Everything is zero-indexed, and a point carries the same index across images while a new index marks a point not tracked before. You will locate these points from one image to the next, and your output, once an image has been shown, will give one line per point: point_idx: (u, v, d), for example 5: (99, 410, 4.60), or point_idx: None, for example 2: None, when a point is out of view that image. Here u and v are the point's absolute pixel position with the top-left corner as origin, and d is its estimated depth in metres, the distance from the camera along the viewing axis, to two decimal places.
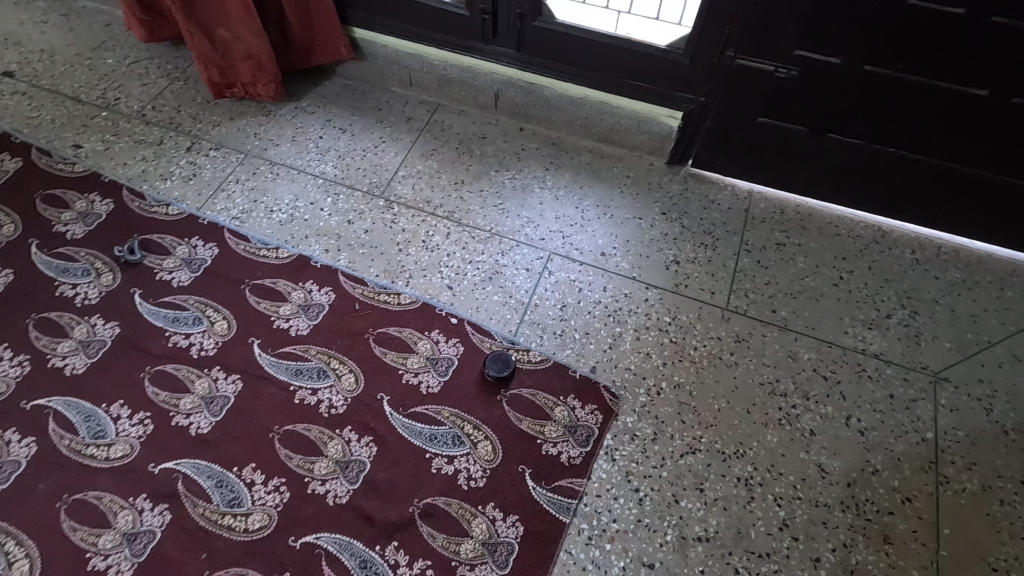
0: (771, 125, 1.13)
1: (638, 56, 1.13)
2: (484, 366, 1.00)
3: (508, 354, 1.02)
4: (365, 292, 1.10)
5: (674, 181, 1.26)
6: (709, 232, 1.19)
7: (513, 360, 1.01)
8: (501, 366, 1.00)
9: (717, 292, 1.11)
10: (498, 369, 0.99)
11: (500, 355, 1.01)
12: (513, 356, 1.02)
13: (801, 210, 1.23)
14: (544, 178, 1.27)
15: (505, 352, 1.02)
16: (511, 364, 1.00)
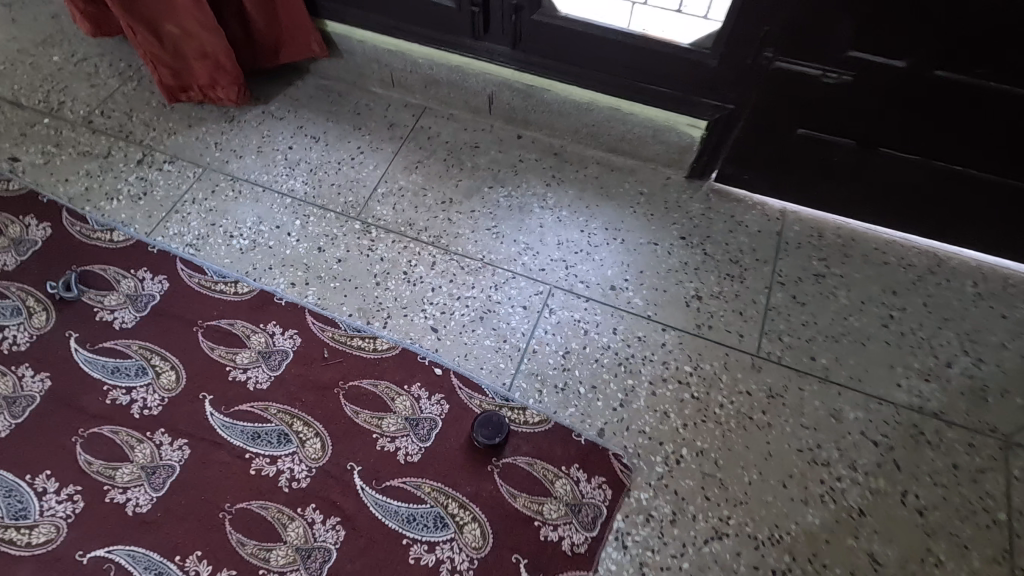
0: (813, 137, 0.95)
1: (657, 56, 0.95)
2: (473, 430, 0.85)
3: (501, 415, 0.87)
4: (336, 336, 0.95)
5: (695, 199, 1.10)
6: (735, 261, 1.03)
7: (507, 422, 0.86)
8: (492, 431, 0.85)
9: (745, 335, 0.95)
10: (489, 435, 0.84)
11: (491, 416, 0.86)
12: (506, 417, 0.87)
13: (843, 232, 1.06)
14: (545, 196, 1.10)
15: (496, 411, 0.87)
16: (505, 428, 0.85)
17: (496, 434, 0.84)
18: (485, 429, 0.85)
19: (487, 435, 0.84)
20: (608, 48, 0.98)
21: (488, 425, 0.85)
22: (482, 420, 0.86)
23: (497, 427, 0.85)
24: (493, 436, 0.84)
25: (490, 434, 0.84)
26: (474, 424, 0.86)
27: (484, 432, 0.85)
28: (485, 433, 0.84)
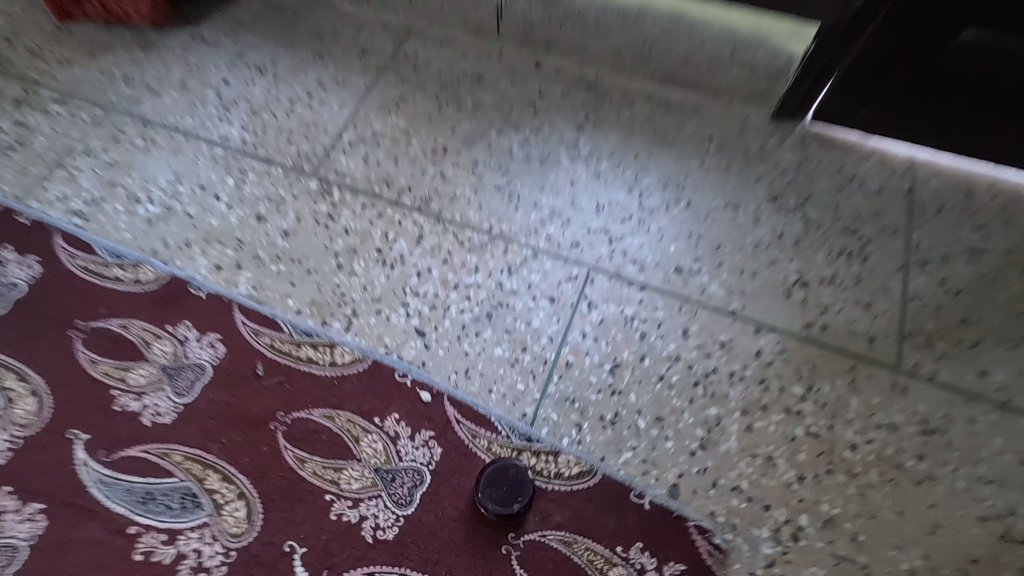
0: (983, 40, 0.65)
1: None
2: (477, 488, 0.56)
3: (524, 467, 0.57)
4: (276, 343, 0.65)
5: (786, 146, 0.78)
6: (852, 231, 0.72)
7: (530, 476, 0.57)
8: (508, 494, 0.55)
9: (877, 339, 0.65)
10: (502, 501, 0.55)
11: (507, 469, 0.57)
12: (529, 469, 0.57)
13: (1000, 190, 0.75)
14: (576, 144, 0.79)
15: (515, 460, 0.57)
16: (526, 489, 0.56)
17: (512, 500, 0.55)
18: (496, 491, 0.55)
19: (498, 500, 0.55)
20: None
21: (502, 484, 0.56)
22: (492, 474, 0.56)
23: (515, 487, 0.56)
24: (508, 503, 0.55)
25: (503, 500, 0.55)
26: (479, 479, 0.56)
27: (494, 496, 0.55)
28: (495, 497, 0.55)
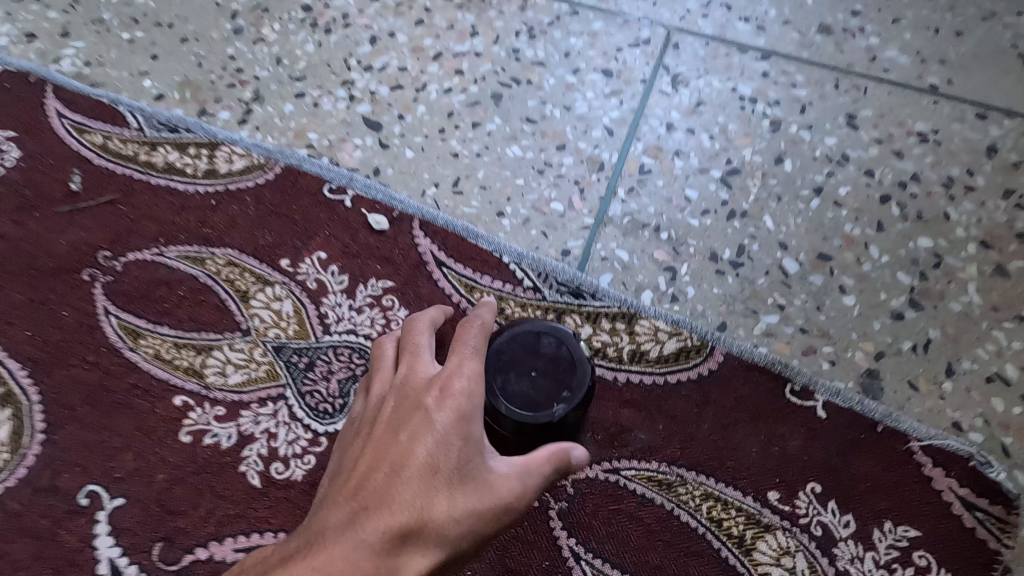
0: None
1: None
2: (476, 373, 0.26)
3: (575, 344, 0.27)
4: (112, 143, 0.36)
5: None
6: None
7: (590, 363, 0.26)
8: (545, 390, 0.26)
9: None
10: (528, 404, 0.25)
11: (544, 342, 0.26)
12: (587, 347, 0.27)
13: None
14: None
15: (561, 327, 0.27)
16: (578, 386, 0.26)
17: (550, 404, 0.25)
18: (518, 382, 0.25)
19: (521, 399, 0.25)
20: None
21: (531, 371, 0.26)
22: (510, 348, 0.26)
23: (557, 378, 0.26)
24: (542, 409, 0.25)
25: (532, 400, 0.25)
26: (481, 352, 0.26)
27: (512, 391, 0.25)
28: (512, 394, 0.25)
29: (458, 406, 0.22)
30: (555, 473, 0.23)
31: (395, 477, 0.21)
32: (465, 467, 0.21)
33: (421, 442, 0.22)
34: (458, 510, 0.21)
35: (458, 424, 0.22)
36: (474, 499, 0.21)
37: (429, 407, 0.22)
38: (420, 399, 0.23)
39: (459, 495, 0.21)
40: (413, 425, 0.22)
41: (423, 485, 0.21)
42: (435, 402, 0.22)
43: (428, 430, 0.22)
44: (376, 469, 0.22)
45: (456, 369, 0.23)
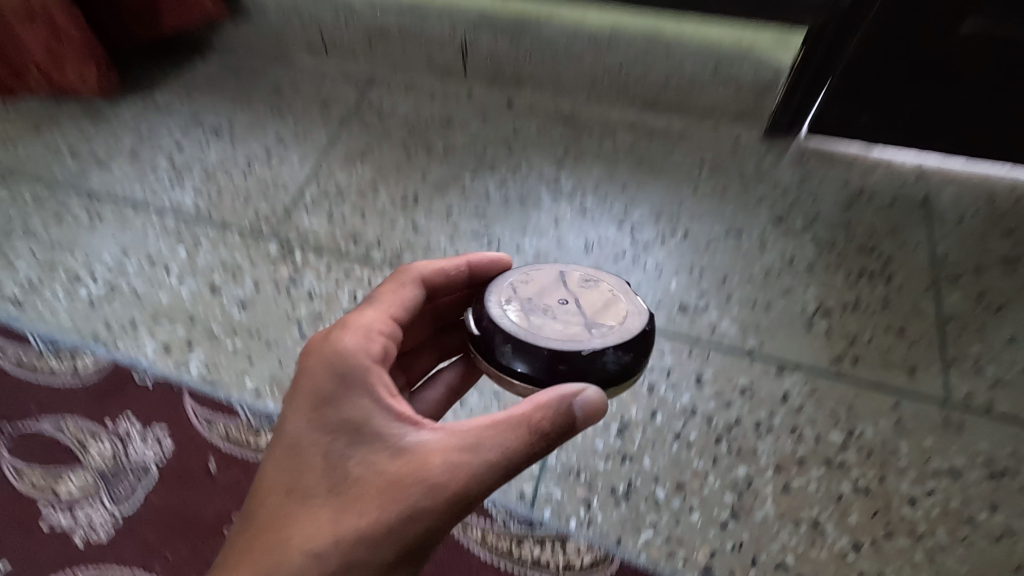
0: (985, 34, 0.60)
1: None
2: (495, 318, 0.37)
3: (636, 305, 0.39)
4: (232, 433, 0.56)
5: (782, 167, 0.73)
6: (868, 249, 0.65)
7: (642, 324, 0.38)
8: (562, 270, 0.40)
9: (917, 367, 0.57)
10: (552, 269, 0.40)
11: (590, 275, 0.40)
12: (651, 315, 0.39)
13: (1021, 194, 0.69)
14: (557, 181, 0.73)
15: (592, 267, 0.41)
16: (619, 326, 0.37)
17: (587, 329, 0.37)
18: (553, 303, 0.38)
19: (537, 275, 0.40)
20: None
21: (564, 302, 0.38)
22: (548, 285, 0.39)
23: (599, 302, 0.39)
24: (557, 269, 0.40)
25: (567, 334, 0.36)
26: (507, 292, 0.39)
27: (539, 326, 0.36)
28: (540, 326, 0.36)
29: (326, 386, 0.35)
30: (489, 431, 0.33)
31: (285, 480, 0.34)
32: (335, 449, 0.34)
33: (289, 438, 0.34)
34: (330, 480, 0.33)
35: (337, 403, 0.35)
36: (363, 460, 0.33)
37: (295, 409, 0.35)
38: (286, 406, 0.36)
39: (331, 469, 0.33)
40: (290, 420, 0.35)
41: (301, 474, 0.33)
42: (296, 406, 0.35)
43: (296, 423, 0.34)
44: (274, 476, 0.34)
45: (318, 357, 0.36)
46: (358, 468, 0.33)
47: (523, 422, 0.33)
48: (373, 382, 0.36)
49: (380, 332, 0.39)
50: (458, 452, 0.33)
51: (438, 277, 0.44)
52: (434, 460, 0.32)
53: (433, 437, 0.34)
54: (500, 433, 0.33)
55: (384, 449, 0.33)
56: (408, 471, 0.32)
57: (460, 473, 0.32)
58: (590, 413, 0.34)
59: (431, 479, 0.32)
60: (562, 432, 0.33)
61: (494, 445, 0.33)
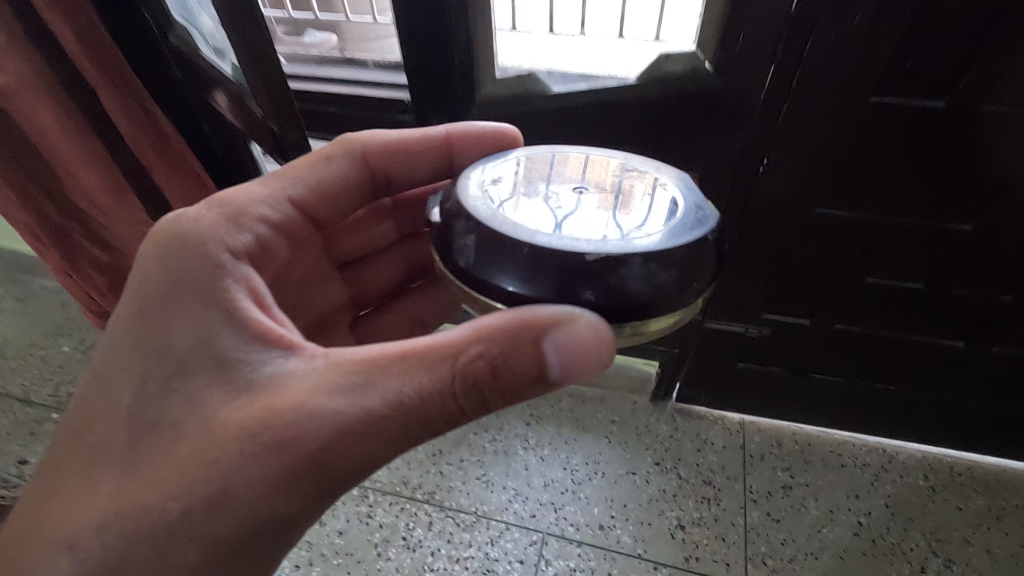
0: (751, 369, 1.06)
1: None
2: (454, 208, 0.46)
3: (704, 211, 0.47)
4: None
5: (662, 421, 1.20)
6: (709, 481, 1.11)
7: (690, 239, 0.44)
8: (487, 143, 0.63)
9: (731, 562, 1.02)
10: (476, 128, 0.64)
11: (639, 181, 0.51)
12: (711, 236, 0.45)
13: (799, 438, 1.16)
14: (526, 436, 1.19)
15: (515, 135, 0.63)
16: (657, 239, 0.43)
17: (625, 237, 0.43)
18: (566, 192, 0.48)
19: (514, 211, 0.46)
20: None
21: (586, 188, 0.49)
22: (562, 178, 0.51)
23: (645, 212, 0.47)
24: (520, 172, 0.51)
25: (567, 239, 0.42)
26: (502, 168, 0.52)
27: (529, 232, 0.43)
28: (523, 210, 0.46)
29: (176, 281, 0.48)
30: (435, 347, 0.43)
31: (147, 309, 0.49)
32: (180, 295, 0.48)
33: (152, 287, 0.49)
34: (178, 322, 0.47)
35: (180, 294, 0.48)
36: (204, 342, 0.47)
37: (156, 273, 0.49)
38: (155, 253, 0.50)
39: (184, 310, 0.48)
40: (142, 328, 0.49)
41: (161, 292, 0.48)
42: (160, 263, 0.49)
43: (159, 277, 0.49)
44: (141, 307, 0.49)
45: (169, 261, 0.49)
46: (200, 345, 0.47)
47: (484, 352, 0.42)
48: (226, 287, 0.48)
49: (257, 219, 0.55)
50: (334, 395, 0.43)
51: (373, 149, 0.62)
52: (292, 393, 0.44)
53: (306, 365, 0.45)
54: (472, 359, 0.42)
55: (243, 365, 0.46)
56: (263, 407, 0.44)
57: (341, 420, 0.43)
58: (572, 350, 0.40)
59: (299, 413, 0.43)
60: (536, 368, 0.42)
61: (461, 360, 0.42)
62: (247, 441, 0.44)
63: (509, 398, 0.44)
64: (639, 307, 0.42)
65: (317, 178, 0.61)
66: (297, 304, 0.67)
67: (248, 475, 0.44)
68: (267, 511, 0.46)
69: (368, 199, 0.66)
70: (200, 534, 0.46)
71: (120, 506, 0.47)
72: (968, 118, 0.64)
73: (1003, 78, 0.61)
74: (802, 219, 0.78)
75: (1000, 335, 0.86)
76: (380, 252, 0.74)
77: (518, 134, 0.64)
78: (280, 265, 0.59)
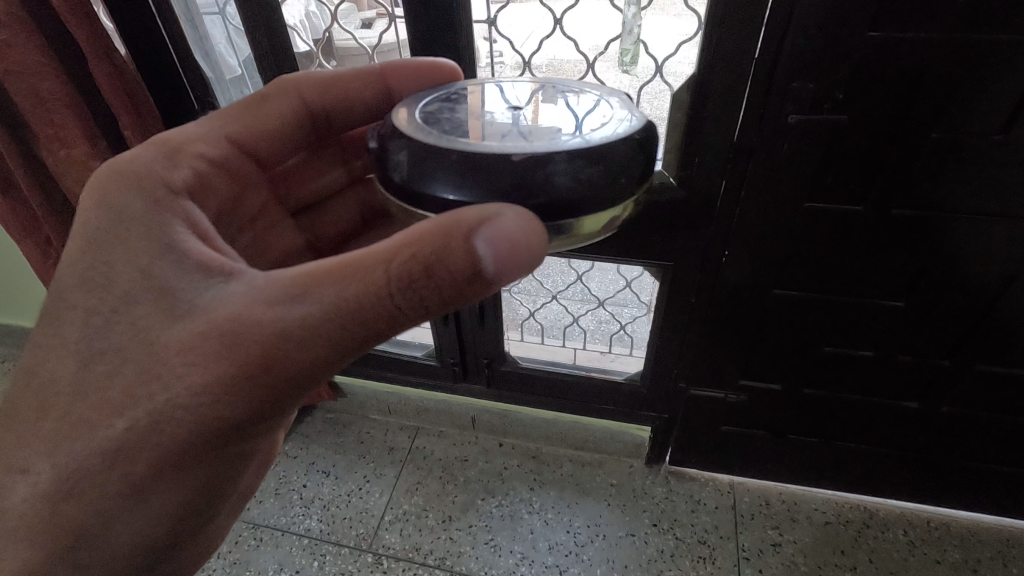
0: (734, 431, 1.17)
1: (569, 384, 1.21)
2: (388, 131, 0.48)
3: (634, 117, 0.48)
4: None
5: (656, 484, 1.29)
6: (704, 541, 1.18)
7: (618, 135, 0.45)
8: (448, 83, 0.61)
9: None
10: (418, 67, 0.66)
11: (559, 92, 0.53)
12: (637, 136, 0.46)
13: (785, 497, 1.25)
14: (531, 500, 1.27)
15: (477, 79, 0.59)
16: (587, 139, 0.44)
17: (551, 140, 0.44)
18: (497, 109, 0.49)
19: (443, 124, 0.47)
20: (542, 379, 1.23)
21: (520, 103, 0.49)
22: (496, 98, 0.51)
23: (573, 120, 0.47)
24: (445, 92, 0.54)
25: (487, 140, 0.44)
26: (438, 97, 0.53)
27: (452, 139, 0.44)
28: (453, 124, 0.47)
29: (113, 211, 0.50)
30: (365, 254, 0.44)
31: (84, 238, 0.50)
32: (116, 225, 0.49)
33: (91, 218, 0.50)
34: (113, 253, 0.48)
35: (117, 225, 0.49)
36: (135, 270, 0.47)
37: (96, 201, 0.51)
38: (96, 188, 0.52)
39: (119, 239, 0.49)
40: (78, 257, 0.49)
41: (99, 224, 0.50)
42: (98, 194, 0.51)
43: (97, 205, 0.51)
44: (79, 239, 0.50)
45: (110, 195, 0.51)
46: (133, 277, 0.47)
47: (413, 253, 0.42)
48: (167, 224, 0.49)
49: (195, 155, 0.57)
50: (276, 307, 0.44)
51: (309, 87, 0.66)
52: (233, 309, 0.44)
53: (244, 286, 0.45)
54: (405, 261, 0.42)
55: (181, 291, 0.46)
56: (208, 323, 0.45)
57: (281, 329, 0.44)
58: (503, 244, 0.39)
59: (241, 325, 0.44)
60: (471, 267, 0.42)
61: (394, 263, 0.42)
62: (189, 351, 0.45)
63: (448, 299, 0.44)
64: (574, 201, 0.42)
65: (253, 116, 0.64)
66: (259, 245, 0.68)
67: (193, 383, 0.46)
68: (214, 418, 0.48)
69: (309, 136, 0.69)
70: (147, 448, 0.49)
71: (78, 435, 0.49)
72: (886, 220, 0.78)
73: (911, 191, 0.74)
74: (762, 298, 0.91)
75: (946, 398, 0.98)
76: (332, 197, 0.76)
77: (455, 68, 0.66)
78: (224, 194, 0.61)
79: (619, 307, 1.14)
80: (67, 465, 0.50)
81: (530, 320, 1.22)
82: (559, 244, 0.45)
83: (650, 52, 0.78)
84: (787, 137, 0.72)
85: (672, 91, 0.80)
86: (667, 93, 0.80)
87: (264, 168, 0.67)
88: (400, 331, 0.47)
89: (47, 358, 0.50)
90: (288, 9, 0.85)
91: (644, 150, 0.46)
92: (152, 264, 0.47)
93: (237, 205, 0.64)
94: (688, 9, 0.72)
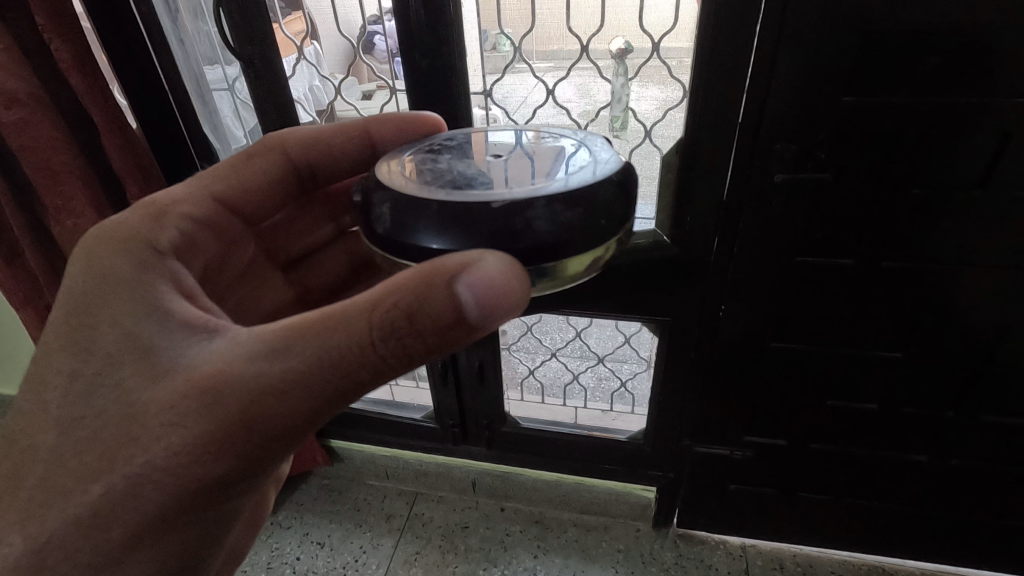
0: (742, 489, 1.13)
1: (572, 444, 1.19)
2: (372, 185, 0.49)
3: (607, 159, 0.50)
4: None
5: (665, 548, 1.24)
6: None
7: (593, 177, 0.46)
8: None
9: None
10: (402, 122, 0.69)
11: (534, 137, 0.55)
12: (614, 179, 0.47)
13: (799, 559, 1.20)
14: (535, 569, 1.22)
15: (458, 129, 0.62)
16: (563, 183, 0.45)
17: (528, 185, 0.45)
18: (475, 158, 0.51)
19: (424, 175, 0.49)
20: (543, 439, 1.21)
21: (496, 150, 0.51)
22: (476, 148, 0.53)
23: (550, 164, 0.49)
24: (423, 144, 0.56)
25: (465, 187, 0.45)
26: (420, 150, 0.55)
27: (432, 189, 0.45)
28: (435, 174, 0.48)
29: (96, 272, 0.50)
30: (344, 305, 0.44)
31: (66, 299, 0.50)
32: (100, 287, 0.50)
33: (75, 279, 0.51)
34: (97, 313, 0.49)
35: (100, 285, 0.50)
36: (120, 331, 0.47)
37: (79, 262, 0.52)
38: (81, 250, 0.53)
39: (103, 298, 0.49)
40: (63, 317, 0.50)
41: (82, 284, 0.50)
42: (81, 257, 0.52)
43: (81, 266, 0.51)
44: (62, 301, 0.51)
45: (95, 257, 0.51)
46: (120, 337, 0.47)
47: (395, 302, 0.42)
48: (153, 283, 0.50)
49: (182, 216, 0.58)
50: (257, 362, 0.44)
51: (297, 145, 0.68)
52: (216, 365, 0.44)
53: (225, 342, 0.46)
54: (387, 309, 0.42)
55: (167, 350, 0.46)
56: (188, 381, 0.45)
57: (263, 383, 0.44)
58: (485, 291, 0.40)
59: (224, 381, 0.44)
60: (454, 313, 0.42)
61: (375, 314, 0.42)
62: (169, 413, 0.45)
63: (431, 348, 0.44)
64: (554, 245, 0.43)
65: (242, 175, 0.66)
66: (247, 304, 0.69)
67: (170, 447, 0.45)
68: (190, 479, 0.47)
69: (297, 193, 0.72)
70: (131, 514, 0.48)
71: (66, 510, 0.48)
72: (876, 271, 0.79)
73: (898, 244, 0.76)
74: (760, 351, 0.92)
75: (957, 450, 0.96)
76: (321, 251, 0.77)
77: (438, 119, 0.71)
78: (212, 252, 0.62)
79: (619, 363, 1.13)
80: (53, 539, 0.49)
81: (530, 378, 1.21)
82: (543, 287, 0.46)
83: (639, 118, 0.82)
84: (773, 194, 0.75)
85: (661, 152, 0.83)
86: (656, 154, 0.84)
87: (250, 225, 0.69)
88: (384, 382, 0.46)
89: (34, 425, 0.49)
90: (293, 83, 0.89)
91: (623, 191, 0.48)
92: (134, 323, 0.47)
93: (223, 266, 0.65)
94: (673, 78, 0.77)
